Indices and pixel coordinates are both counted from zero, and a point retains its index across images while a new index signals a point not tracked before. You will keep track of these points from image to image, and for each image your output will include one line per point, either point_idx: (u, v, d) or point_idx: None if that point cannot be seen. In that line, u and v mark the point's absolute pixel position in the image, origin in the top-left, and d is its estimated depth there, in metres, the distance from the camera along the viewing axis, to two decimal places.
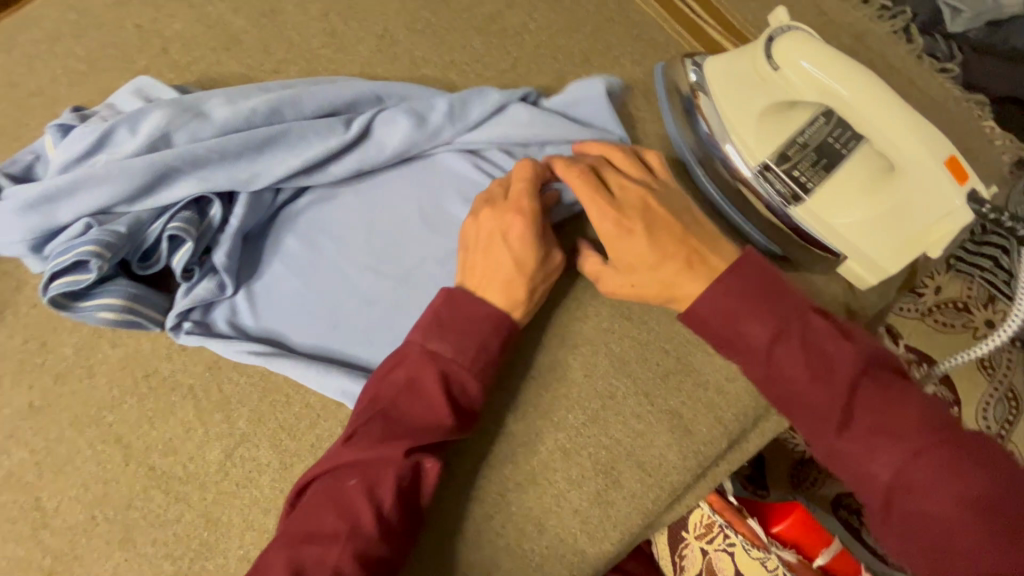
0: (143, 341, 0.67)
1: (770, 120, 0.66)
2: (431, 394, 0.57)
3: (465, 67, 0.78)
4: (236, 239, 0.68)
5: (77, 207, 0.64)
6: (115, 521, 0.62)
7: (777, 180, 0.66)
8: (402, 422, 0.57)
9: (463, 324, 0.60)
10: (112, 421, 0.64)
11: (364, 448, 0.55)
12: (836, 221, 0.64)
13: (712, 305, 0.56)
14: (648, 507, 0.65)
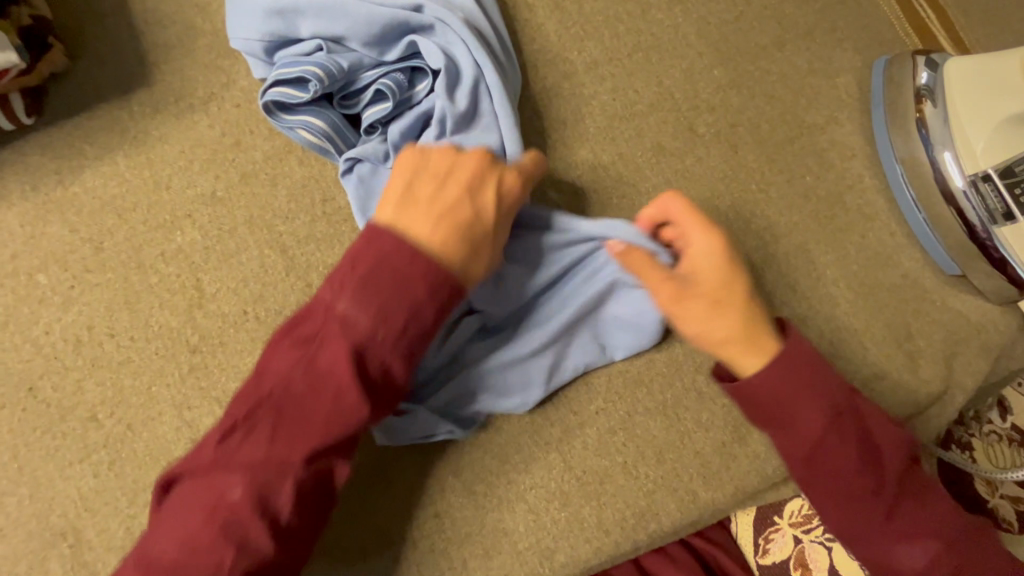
0: (327, 168, 0.68)
1: (1007, 132, 0.64)
2: (336, 370, 0.50)
3: (691, 5, 0.77)
4: (419, 120, 0.67)
5: (323, 30, 0.65)
6: (265, 323, 0.63)
7: (993, 195, 0.65)
8: (290, 439, 0.50)
9: (388, 278, 0.51)
10: (283, 231, 0.66)
11: (245, 453, 0.50)
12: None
13: (771, 391, 0.54)
14: (768, 473, 0.63)
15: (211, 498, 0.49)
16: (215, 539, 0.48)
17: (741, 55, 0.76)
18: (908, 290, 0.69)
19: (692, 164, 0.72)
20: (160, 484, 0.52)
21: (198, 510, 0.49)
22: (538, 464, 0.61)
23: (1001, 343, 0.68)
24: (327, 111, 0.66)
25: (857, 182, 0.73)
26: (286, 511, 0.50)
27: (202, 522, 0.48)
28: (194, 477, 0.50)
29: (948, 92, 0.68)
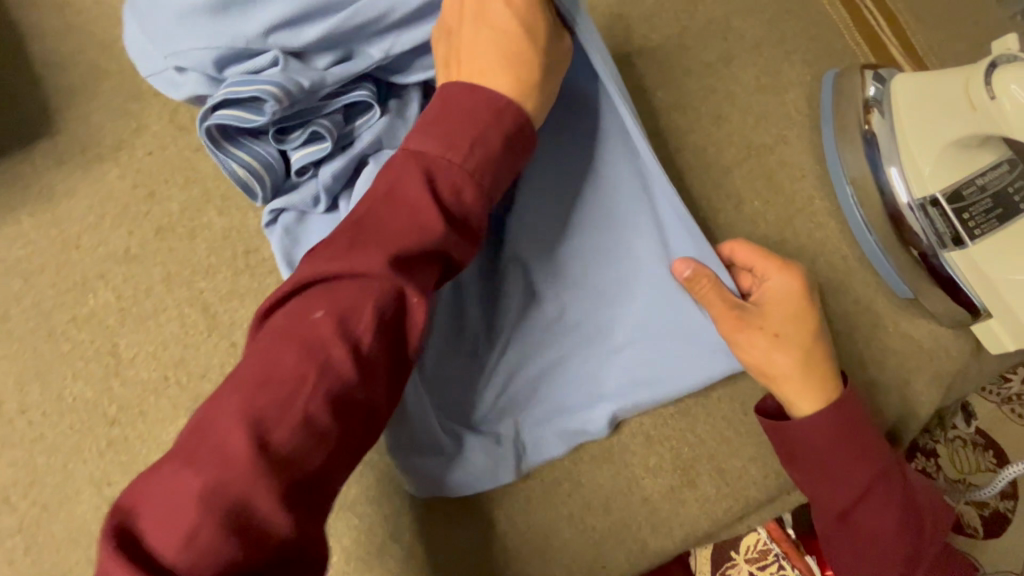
0: (249, 216, 0.64)
1: (953, 155, 0.61)
2: (411, 198, 0.43)
3: (631, 23, 0.73)
4: (352, 161, 0.60)
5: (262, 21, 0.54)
6: (187, 388, 0.60)
7: (940, 219, 0.62)
8: (384, 228, 0.42)
9: (456, 117, 0.46)
10: (203, 287, 0.62)
11: (329, 255, 0.40)
12: (997, 276, 0.61)
13: (809, 441, 0.58)
14: (718, 516, 0.62)
15: (293, 323, 0.38)
16: (301, 361, 0.37)
17: (686, 73, 0.73)
18: (861, 317, 0.67)
19: None
20: (240, 330, 0.42)
21: (284, 340, 0.37)
22: (480, 522, 0.60)
23: (953, 369, 0.67)
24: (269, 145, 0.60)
25: (808, 205, 0.70)
26: (369, 339, 0.38)
27: (292, 352, 0.37)
28: (314, 254, 0.42)
29: (895, 111, 0.65)
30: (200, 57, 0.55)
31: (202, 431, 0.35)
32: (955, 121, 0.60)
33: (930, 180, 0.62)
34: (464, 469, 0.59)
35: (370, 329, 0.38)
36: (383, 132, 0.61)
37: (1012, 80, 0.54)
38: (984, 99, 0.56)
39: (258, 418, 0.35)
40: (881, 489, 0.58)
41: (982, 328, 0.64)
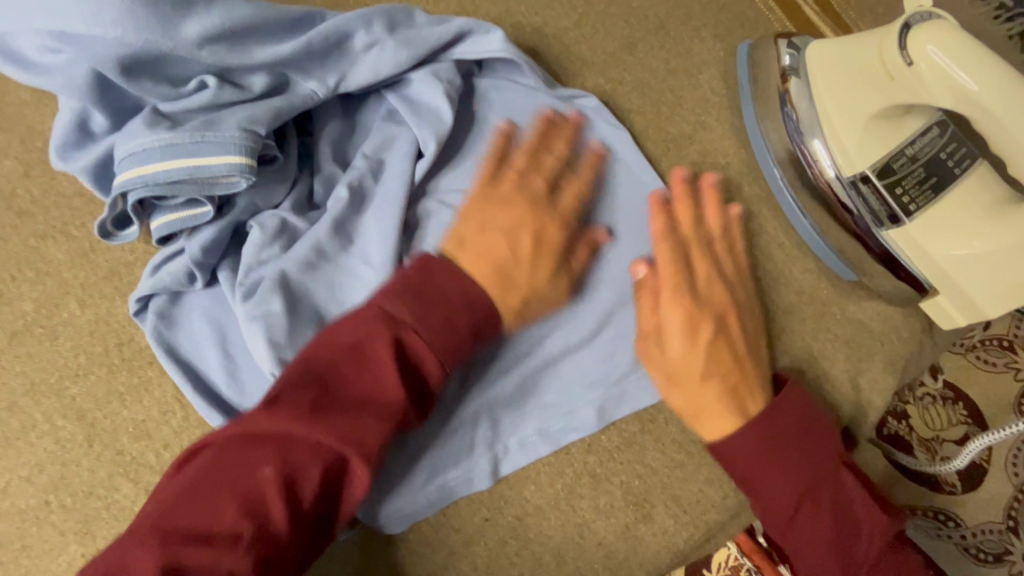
0: (117, 302, 0.57)
1: (879, 126, 0.56)
2: (380, 363, 0.46)
3: (523, 18, 0.66)
4: (227, 230, 0.54)
5: (193, 28, 0.48)
6: (74, 510, 0.53)
7: (872, 196, 0.57)
8: (345, 392, 0.46)
9: (431, 292, 0.49)
10: (75, 393, 0.55)
11: (287, 417, 0.44)
12: (943, 250, 0.56)
13: (744, 450, 0.54)
14: (679, 546, 0.58)
15: (239, 481, 0.42)
16: (241, 516, 0.42)
17: (587, 68, 0.66)
18: (805, 308, 0.63)
19: None
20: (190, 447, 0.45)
21: (222, 486, 0.42)
22: None
23: (904, 350, 0.63)
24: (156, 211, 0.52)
25: (737, 193, 0.65)
26: (310, 495, 0.44)
27: (230, 507, 0.42)
28: (264, 403, 0.44)
29: (813, 80, 0.59)
30: (94, 47, 0.45)
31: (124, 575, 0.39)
32: (876, 91, 0.55)
33: (858, 155, 0.57)
34: (431, 479, 0.55)
35: (314, 485, 0.44)
36: (256, 193, 0.55)
37: (929, 41, 0.49)
38: (902, 65, 0.51)
39: (177, 566, 0.39)
40: (819, 497, 0.53)
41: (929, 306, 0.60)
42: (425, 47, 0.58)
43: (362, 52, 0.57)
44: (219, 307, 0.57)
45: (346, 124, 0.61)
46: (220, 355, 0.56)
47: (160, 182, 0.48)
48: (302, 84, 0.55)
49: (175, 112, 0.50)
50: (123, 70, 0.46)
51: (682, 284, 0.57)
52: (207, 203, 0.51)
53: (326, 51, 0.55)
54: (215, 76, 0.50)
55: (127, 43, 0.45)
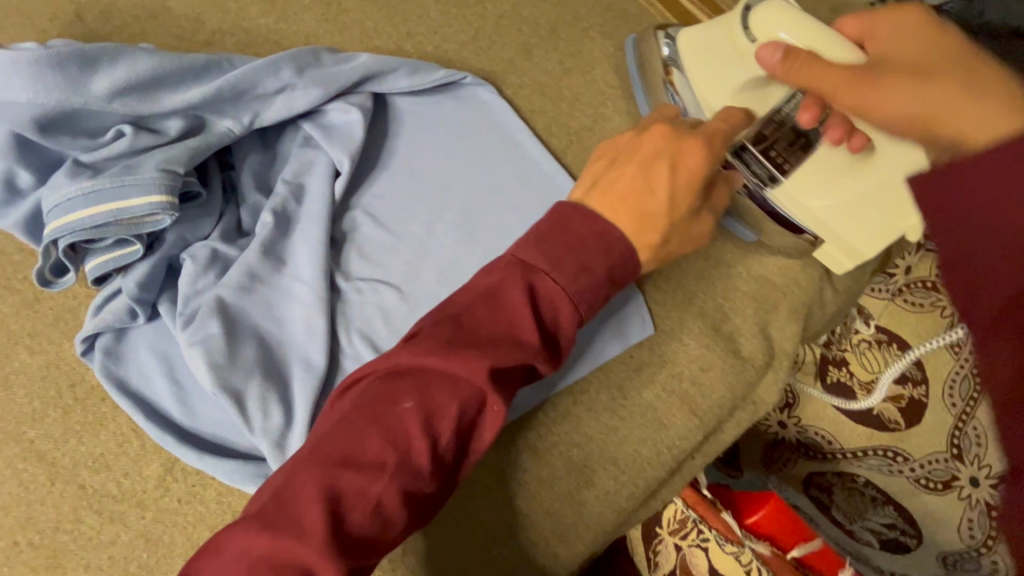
0: (66, 346, 0.60)
1: (745, 99, 0.62)
2: (515, 307, 0.47)
3: (423, 38, 0.71)
4: (160, 264, 0.58)
5: (102, 84, 0.52)
6: (42, 546, 0.56)
7: (750, 165, 0.64)
8: (479, 330, 0.46)
9: (567, 240, 0.49)
10: (33, 436, 0.58)
11: (423, 351, 0.45)
12: (814, 205, 0.63)
13: (984, 155, 0.28)
14: (622, 505, 0.63)
15: (382, 411, 0.43)
16: (386, 447, 0.42)
17: (488, 76, 0.71)
18: (713, 271, 0.68)
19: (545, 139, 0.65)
20: (351, 376, 0.47)
21: (370, 417, 0.43)
22: None
23: (806, 298, 0.68)
24: (91, 255, 0.55)
25: None
26: (445, 438, 0.44)
27: (377, 438, 0.42)
28: (408, 341, 0.46)
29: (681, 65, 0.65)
30: (11, 110, 0.50)
31: (286, 497, 0.40)
32: (735, 69, 0.61)
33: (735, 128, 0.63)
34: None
35: (451, 425, 0.44)
36: (185, 228, 0.59)
37: (769, 21, 0.55)
38: (750, 43, 0.58)
39: (338, 489, 0.40)
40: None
41: (823, 253, 0.66)
42: (340, 82, 0.63)
43: (275, 93, 0.61)
44: (163, 338, 0.60)
45: (267, 156, 0.65)
46: (169, 381, 0.59)
47: (88, 227, 0.52)
48: (219, 124, 0.59)
49: (96, 162, 0.54)
50: (41, 127, 0.51)
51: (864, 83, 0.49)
52: (136, 242, 0.55)
53: (237, 94, 0.59)
54: (131, 125, 0.55)
55: (40, 104, 0.50)
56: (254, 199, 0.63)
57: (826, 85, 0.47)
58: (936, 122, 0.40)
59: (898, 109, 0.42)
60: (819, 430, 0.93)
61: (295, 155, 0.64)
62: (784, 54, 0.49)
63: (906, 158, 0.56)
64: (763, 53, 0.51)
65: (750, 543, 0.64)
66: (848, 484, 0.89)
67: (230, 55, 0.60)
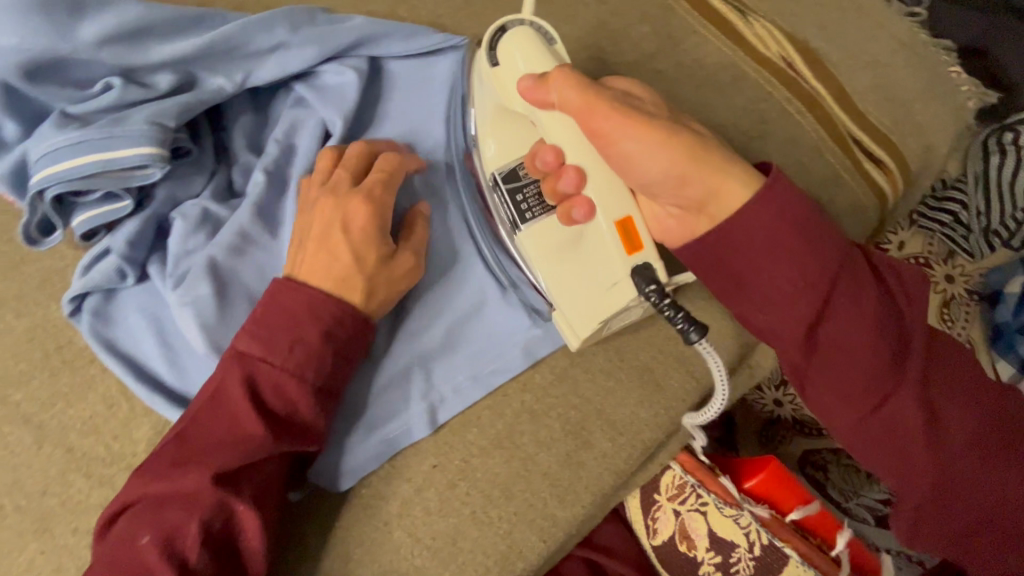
0: (52, 308, 0.59)
1: (496, 136, 0.60)
2: (235, 403, 0.50)
3: (418, 3, 0.71)
4: (150, 223, 0.57)
5: (90, 30, 0.51)
6: (29, 510, 0.54)
7: (500, 202, 0.60)
8: (201, 442, 0.50)
9: (283, 317, 0.52)
10: (20, 399, 0.56)
11: (148, 481, 0.49)
12: (546, 266, 0.58)
13: (728, 264, 0.49)
14: (622, 467, 0.61)
15: (122, 554, 0.47)
16: None
17: (482, 41, 0.71)
18: None
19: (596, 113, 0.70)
20: (104, 516, 0.50)
21: (111, 564, 0.47)
22: (384, 550, 0.57)
23: None
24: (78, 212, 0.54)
25: None
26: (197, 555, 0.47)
27: None
28: (138, 471, 0.50)
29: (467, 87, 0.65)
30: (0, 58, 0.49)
31: None
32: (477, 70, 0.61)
33: (493, 155, 0.60)
34: (371, 434, 0.59)
35: (198, 544, 0.47)
36: (175, 185, 0.58)
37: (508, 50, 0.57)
38: (491, 66, 0.56)
39: None
40: (838, 278, 0.47)
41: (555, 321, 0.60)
42: (334, 44, 0.63)
43: (265, 51, 0.60)
44: (153, 300, 0.59)
45: (259, 117, 0.65)
46: (158, 343, 0.58)
47: (75, 177, 0.51)
48: (209, 81, 0.58)
49: (83, 113, 0.53)
50: (27, 76, 0.50)
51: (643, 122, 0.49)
52: (126, 196, 0.54)
53: (229, 50, 0.58)
54: (120, 77, 0.54)
55: (27, 48, 0.49)
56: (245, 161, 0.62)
57: (592, 120, 0.50)
58: (707, 198, 0.49)
59: (652, 162, 0.49)
60: None
61: (287, 117, 0.63)
62: (536, 81, 0.52)
63: (613, 257, 0.53)
64: (520, 81, 0.54)
65: (750, 506, 0.63)
66: (843, 460, 0.90)
67: (221, 12, 0.59)
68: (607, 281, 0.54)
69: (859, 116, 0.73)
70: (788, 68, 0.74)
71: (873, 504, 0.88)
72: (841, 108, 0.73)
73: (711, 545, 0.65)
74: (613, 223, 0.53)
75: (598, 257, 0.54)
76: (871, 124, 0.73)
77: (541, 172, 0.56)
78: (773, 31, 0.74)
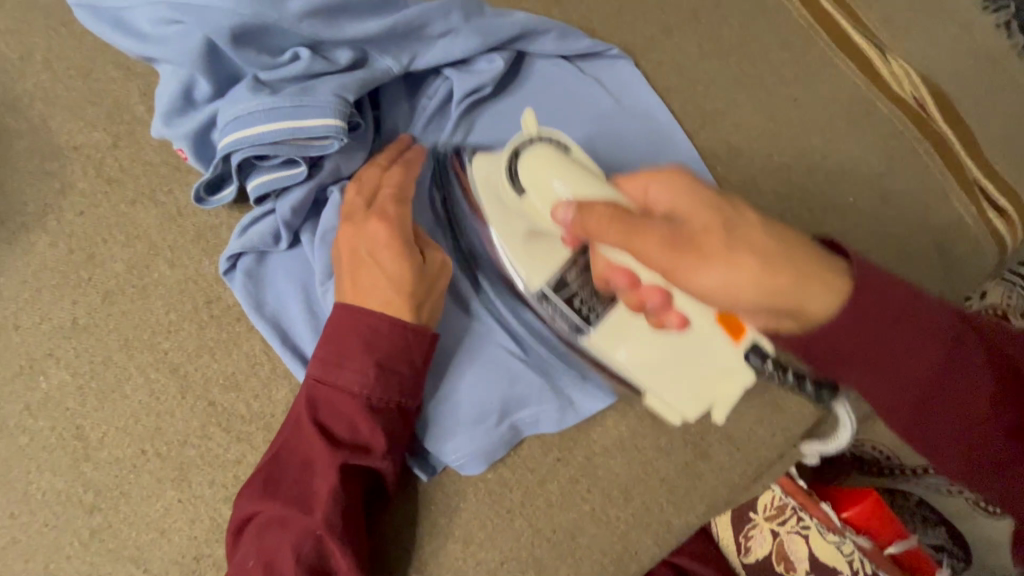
0: (204, 263, 0.60)
1: (525, 256, 0.58)
2: (302, 428, 0.52)
3: (570, 5, 0.73)
4: (314, 192, 0.58)
5: (297, 4, 0.53)
6: (169, 458, 0.55)
7: (555, 313, 0.58)
8: (282, 466, 0.52)
9: (327, 338, 0.54)
10: (167, 348, 0.58)
11: (242, 507, 0.52)
12: (617, 358, 0.56)
13: (838, 347, 0.44)
14: (736, 481, 0.62)
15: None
16: None
17: (628, 50, 0.73)
18: None
19: (732, 131, 0.72)
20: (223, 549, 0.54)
21: None
22: (504, 536, 0.58)
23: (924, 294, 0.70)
24: (253, 173, 0.56)
25: (768, 162, 0.72)
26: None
27: None
28: (236, 500, 0.53)
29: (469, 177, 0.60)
30: (212, 17, 0.50)
31: None
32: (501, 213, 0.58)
33: (534, 275, 0.57)
34: (503, 420, 0.60)
35: (292, 565, 0.50)
36: (342, 158, 0.59)
37: (543, 167, 0.52)
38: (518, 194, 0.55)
39: None
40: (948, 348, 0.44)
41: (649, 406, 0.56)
42: (501, 40, 0.65)
43: (436, 39, 0.62)
44: (302, 265, 0.60)
45: (412, 104, 0.66)
46: (303, 310, 0.59)
47: (263, 142, 0.52)
48: (380, 61, 0.59)
49: (273, 80, 0.54)
50: (233, 38, 0.51)
51: (722, 248, 0.45)
52: (302, 163, 0.55)
53: (406, 34, 0.60)
54: (308, 49, 0.55)
55: (240, 14, 0.51)
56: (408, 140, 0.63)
57: (654, 261, 0.46)
58: (795, 309, 0.44)
59: (731, 289, 0.45)
60: (878, 447, 0.91)
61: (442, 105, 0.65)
62: (579, 213, 0.48)
63: (718, 347, 0.51)
64: (558, 211, 0.50)
65: (853, 535, 0.65)
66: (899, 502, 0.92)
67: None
68: (714, 367, 0.52)
69: (987, 164, 0.73)
70: (921, 109, 0.74)
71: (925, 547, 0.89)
72: (970, 154, 0.74)
73: (812, 570, 0.67)
74: (714, 319, 0.51)
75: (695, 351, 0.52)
76: (997, 172, 0.74)
77: (611, 286, 0.54)
78: (909, 72, 0.75)
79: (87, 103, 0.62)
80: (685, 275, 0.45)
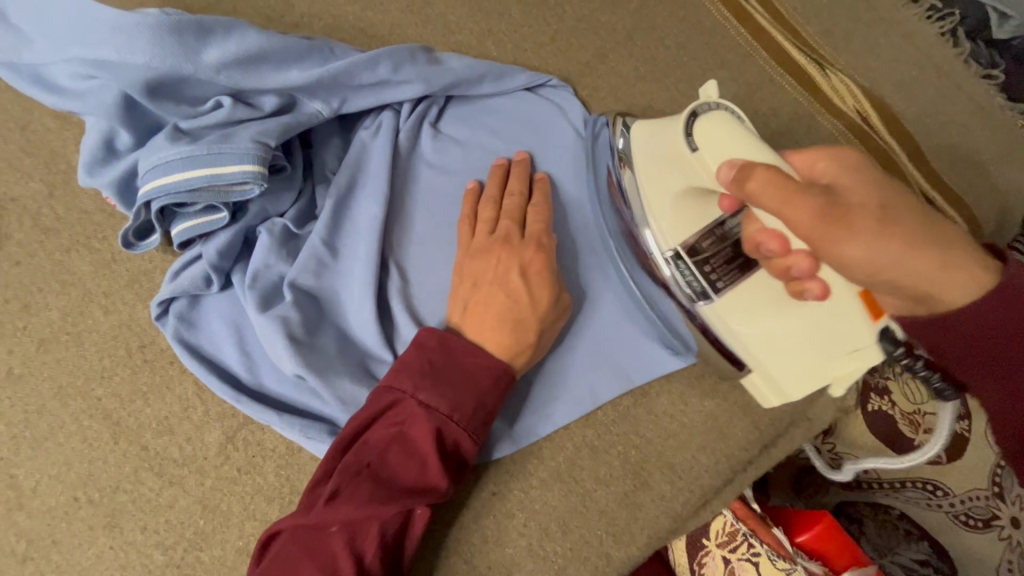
0: (139, 309, 0.61)
1: (681, 206, 0.57)
2: (425, 452, 0.51)
3: (504, 35, 0.73)
4: (240, 235, 0.59)
5: (213, 56, 0.54)
6: (101, 504, 0.56)
7: (681, 276, 0.58)
8: (394, 480, 0.51)
9: (459, 376, 0.52)
10: (101, 394, 0.58)
11: (347, 510, 0.49)
12: (738, 330, 0.56)
13: (955, 326, 0.47)
14: (678, 511, 0.61)
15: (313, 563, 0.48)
16: None
17: (564, 78, 0.73)
18: None
19: None
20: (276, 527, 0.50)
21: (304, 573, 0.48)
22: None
23: None
24: (175, 221, 0.57)
25: None
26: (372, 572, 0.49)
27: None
28: (332, 501, 0.49)
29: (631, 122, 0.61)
30: (126, 72, 0.51)
31: None
32: (670, 172, 0.56)
33: (669, 233, 0.58)
34: None
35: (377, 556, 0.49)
36: (266, 201, 0.60)
37: (705, 129, 0.52)
38: (689, 151, 0.53)
39: None
40: None
41: (749, 384, 0.61)
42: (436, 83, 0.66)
43: (366, 85, 0.63)
44: (235, 306, 0.61)
45: (345, 140, 0.67)
46: (237, 348, 0.59)
47: (181, 189, 0.53)
48: (309, 105, 0.61)
49: (193, 128, 0.55)
50: (149, 91, 0.52)
51: (871, 227, 0.45)
52: (223, 209, 0.56)
53: (334, 81, 0.61)
54: (230, 97, 0.57)
55: (155, 68, 0.51)
56: (340, 175, 0.64)
57: (804, 232, 0.46)
58: (926, 295, 0.47)
59: (878, 263, 0.45)
60: (855, 459, 0.85)
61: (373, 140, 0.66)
62: (738, 176, 0.48)
63: (854, 322, 0.50)
64: (719, 171, 0.50)
65: (803, 562, 0.63)
66: (882, 516, 0.83)
67: (334, 43, 0.62)
68: (845, 350, 0.52)
69: (931, 173, 0.72)
70: (863, 123, 0.73)
71: (907, 564, 0.79)
72: (915, 164, 0.73)
73: None
74: (857, 295, 0.50)
75: (833, 326, 0.51)
76: (944, 182, 0.72)
77: (758, 253, 0.51)
78: (850, 85, 0.75)
79: (23, 153, 0.63)
80: (829, 244, 0.45)
